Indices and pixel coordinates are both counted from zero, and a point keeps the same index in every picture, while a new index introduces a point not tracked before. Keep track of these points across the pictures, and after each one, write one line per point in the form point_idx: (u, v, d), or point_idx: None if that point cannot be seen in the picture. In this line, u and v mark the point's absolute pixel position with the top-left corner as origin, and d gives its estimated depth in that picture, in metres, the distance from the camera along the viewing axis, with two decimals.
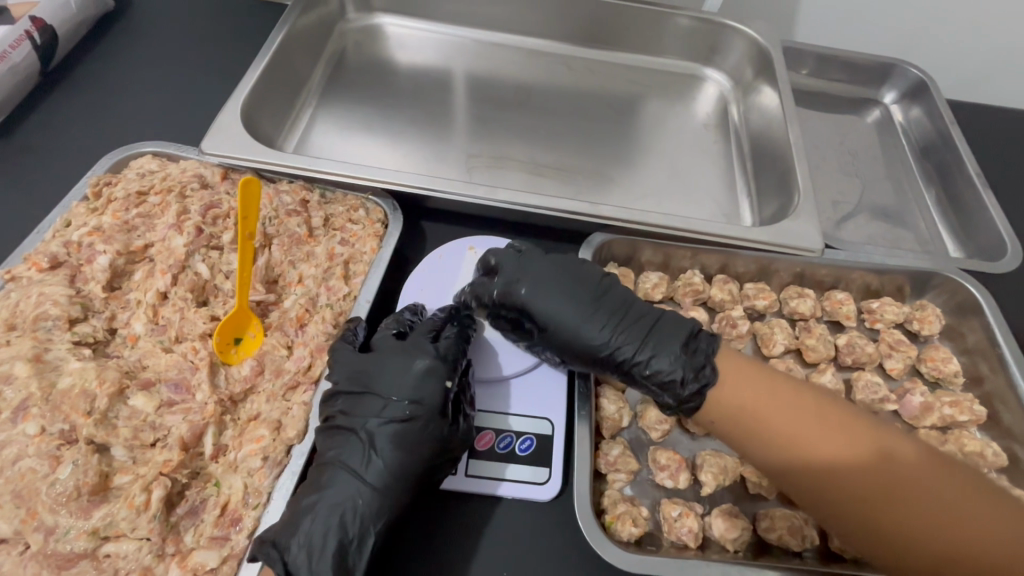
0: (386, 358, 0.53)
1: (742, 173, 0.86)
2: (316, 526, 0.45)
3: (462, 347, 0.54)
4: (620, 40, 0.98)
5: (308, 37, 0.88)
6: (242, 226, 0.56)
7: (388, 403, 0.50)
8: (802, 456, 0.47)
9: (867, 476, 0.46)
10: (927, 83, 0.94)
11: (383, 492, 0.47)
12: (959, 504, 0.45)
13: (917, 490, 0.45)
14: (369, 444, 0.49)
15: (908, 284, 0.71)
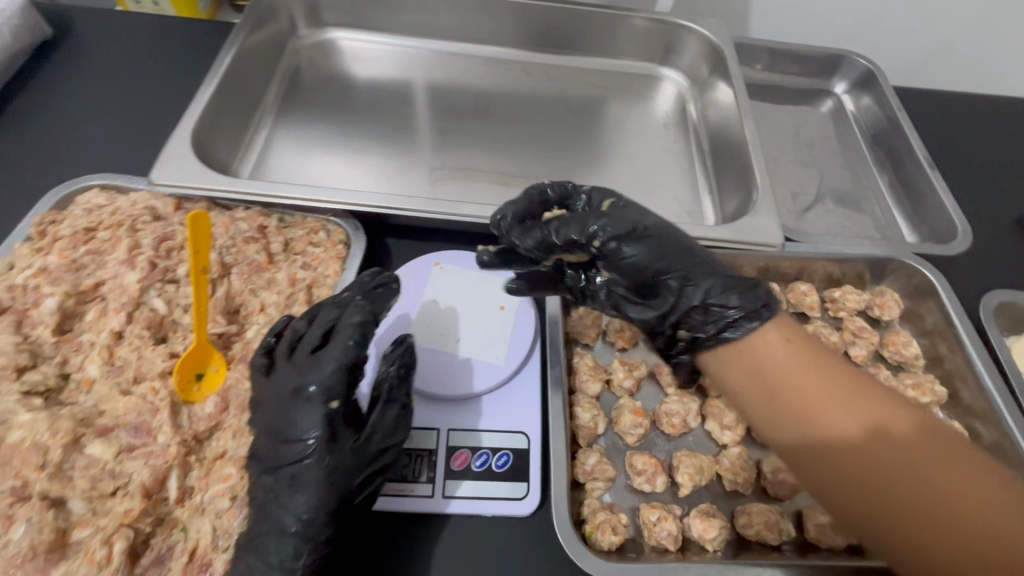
0: (274, 393, 0.49)
1: (703, 170, 0.87)
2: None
3: (339, 364, 0.48)
4: (577, 43, 0.98)
5: (259, 56, 0.86)
6: (195, 262, 0.53)
7: (288, 435, 0.47)
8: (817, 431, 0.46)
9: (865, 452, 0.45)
10: (874, 72, 0.96)
11: (312, 526, 0.46)
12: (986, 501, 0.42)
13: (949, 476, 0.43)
14: (284, 483, 0.46)
15: (868, 271, 0.72)
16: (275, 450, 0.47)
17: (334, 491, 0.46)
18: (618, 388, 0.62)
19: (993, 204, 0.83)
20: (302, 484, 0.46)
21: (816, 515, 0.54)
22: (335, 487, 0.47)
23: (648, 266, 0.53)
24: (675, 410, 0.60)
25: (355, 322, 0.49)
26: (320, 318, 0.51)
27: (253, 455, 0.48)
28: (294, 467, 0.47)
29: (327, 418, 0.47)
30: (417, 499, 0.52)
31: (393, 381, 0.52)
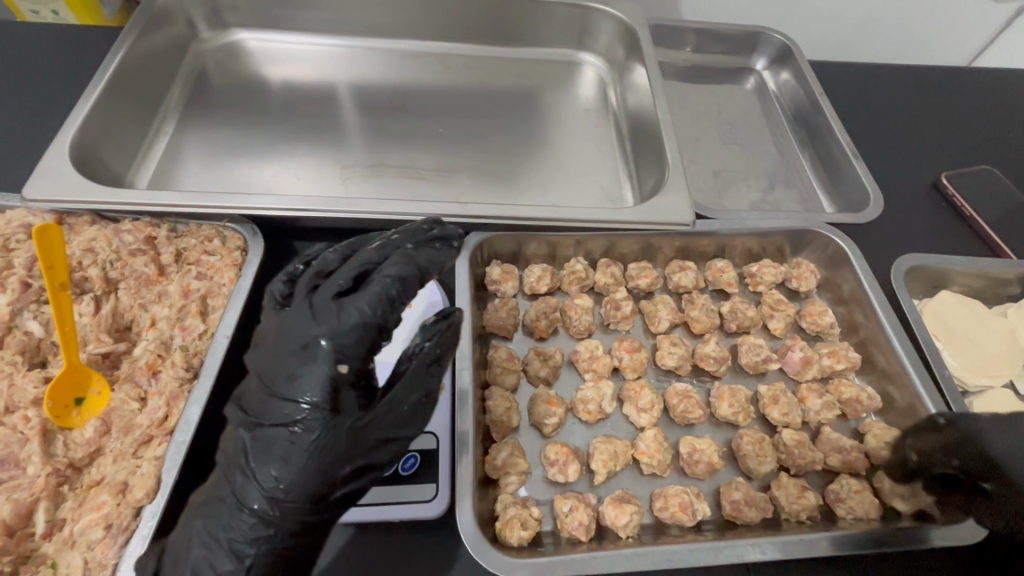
0: (285, 331, 0.44)
1: (624, 154, 0.86)
2: (216, 552, 0.42)
3: (362, 318, 0.43)
4: (494, 33, 0.96)
5: (155, 61, 0.82)
6: (48, 278, 0.50)
7: (283, 394, 0.43)
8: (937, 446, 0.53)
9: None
10: (790, 48, 0.97)
11: (281, 506, 0.42)
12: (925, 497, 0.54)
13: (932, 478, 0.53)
14: (265, 452, 0.42)
15: (786, 243, 0.72)
16: (266, 406, 0.43)
17: (316, 475, 0.42)
18: (534, 378, 0.61)
19: (907, 171, 0.84)
20: (277, 458, 0.42)
21: (730, 492, 0.53)
22: (319, 470, 0.42)
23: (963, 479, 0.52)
24: (590, 396, 0.59)
25: (393, 274, 0.44)
26: (358, 258, 0.47)
27: (237, 400, 0.46)
28: (282, 432, 0.42)
29: (331, 382, 0.42)
30: None
31: (422, 358, 0.46)
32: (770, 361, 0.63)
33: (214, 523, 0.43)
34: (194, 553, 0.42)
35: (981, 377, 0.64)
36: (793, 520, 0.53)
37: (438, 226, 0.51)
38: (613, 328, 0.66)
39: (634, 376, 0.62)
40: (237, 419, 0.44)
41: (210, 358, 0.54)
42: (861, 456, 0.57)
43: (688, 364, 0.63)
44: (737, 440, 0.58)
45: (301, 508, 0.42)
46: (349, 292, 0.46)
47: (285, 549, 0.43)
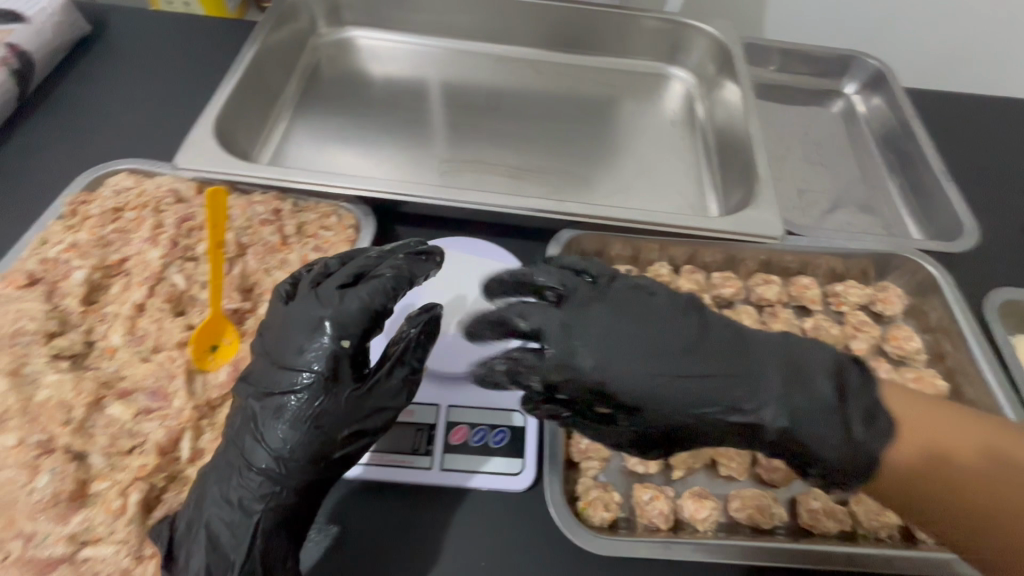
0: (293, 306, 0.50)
1: (709, 167, 0.88)
2: (225, 502, 0.46)
3: (363, 303, 0.49)
4: (586, 43, 1.00)
5: (280, 53, 0.90)
6: (211, 236, 0.56)
7: (281, 366, 0.48)
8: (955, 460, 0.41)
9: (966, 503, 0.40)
10: (884, 73, 0.96)
11: (274, 467, 0.46)
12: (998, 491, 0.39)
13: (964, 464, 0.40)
14: (262, 415, 0.47)
15: (871, 266, 0.72)
16: (271, 378, 0.48)
17: (301, 436, 0.46)
18: None
19: (1003, 204, 0.82)
20: (280, 418, 0.46)
21: (808, 501, 0.55)
22: (299, 429, 0.46)
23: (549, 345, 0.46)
24: None
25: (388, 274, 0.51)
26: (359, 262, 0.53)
27: (246, 378, 0.50)
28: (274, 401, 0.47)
29: (332, 355, 0.47)
30: (416, 471, 0.54)
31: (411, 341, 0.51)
32: None
33: (229, 484, 0.46)
34: (208, 514, 0.46)
35: None
36: (871, 537, 0.54)
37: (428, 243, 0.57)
38: None
39: None
40: (249, 390, 0.49)
41: None
42: None
43: None
44: None
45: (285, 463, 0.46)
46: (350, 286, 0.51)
47: (292, 503, 0.46)
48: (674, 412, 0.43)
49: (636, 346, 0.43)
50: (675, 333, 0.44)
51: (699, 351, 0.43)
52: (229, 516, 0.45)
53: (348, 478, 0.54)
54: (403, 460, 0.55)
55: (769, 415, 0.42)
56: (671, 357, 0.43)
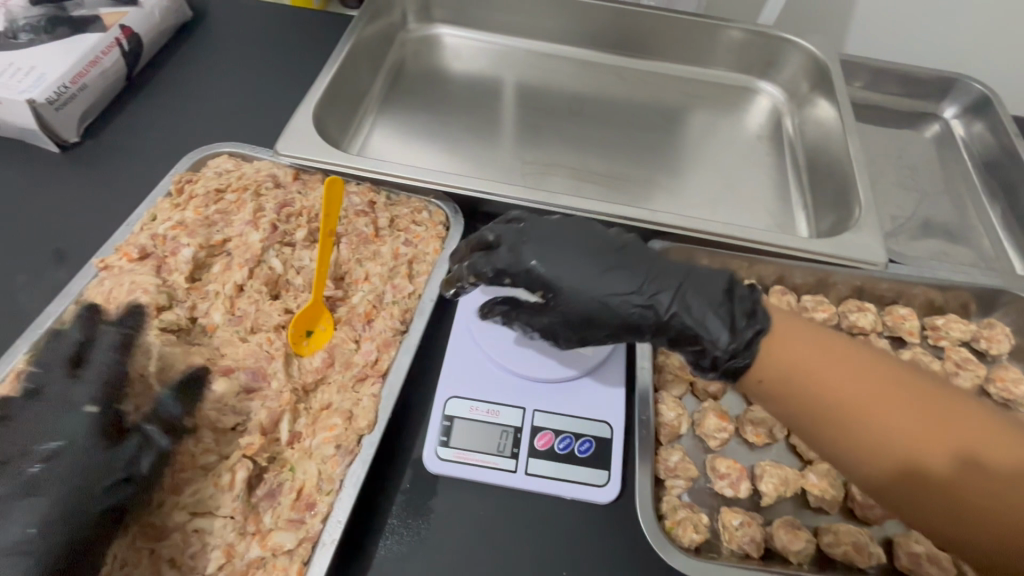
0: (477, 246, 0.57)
1: (798, 185, 0.85)
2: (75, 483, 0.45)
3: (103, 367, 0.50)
4: (673, 52, 0.99)
5: (372, 47, 0.91)
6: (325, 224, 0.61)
7: (39, 435, 0.47)
8: (868, 440, 0.43)
9: (899, 483, 0.43)
10: (991, 98, 0.91)
11: (66, 445, 0.46)
12: (908, 452, 0.42)
13: (891, 422, 0.43)
14: (107, 408, 0.48)
15: (975, 301, 0.69)
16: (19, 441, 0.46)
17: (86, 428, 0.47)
18: (702, 391, 0.62)
19: None
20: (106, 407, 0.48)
21: (909, 544, 0.52)
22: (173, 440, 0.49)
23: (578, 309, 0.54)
24: (760, 419, 0.60)
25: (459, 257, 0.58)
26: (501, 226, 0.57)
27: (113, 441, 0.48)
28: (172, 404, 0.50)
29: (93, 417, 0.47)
30: (501, 472, 0.54)
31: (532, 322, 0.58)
32: None
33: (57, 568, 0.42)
34: None
35: None
36: None
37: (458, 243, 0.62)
38: None
39: None
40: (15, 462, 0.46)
41: (419, 317, 0.60)
42: None
43: None
44: None
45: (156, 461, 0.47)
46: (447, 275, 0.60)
47: None
48: (607, 314, 0.53)
49: (567, 269, 0.53)
50: (612, 273, 0.53)
51: (625, 261, 0.53)
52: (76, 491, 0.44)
53: (433, 473, 0.54)
54: (488, 461, 0.55)
55: (664, 302, 0.51)
56: (628, 271, 0.53)
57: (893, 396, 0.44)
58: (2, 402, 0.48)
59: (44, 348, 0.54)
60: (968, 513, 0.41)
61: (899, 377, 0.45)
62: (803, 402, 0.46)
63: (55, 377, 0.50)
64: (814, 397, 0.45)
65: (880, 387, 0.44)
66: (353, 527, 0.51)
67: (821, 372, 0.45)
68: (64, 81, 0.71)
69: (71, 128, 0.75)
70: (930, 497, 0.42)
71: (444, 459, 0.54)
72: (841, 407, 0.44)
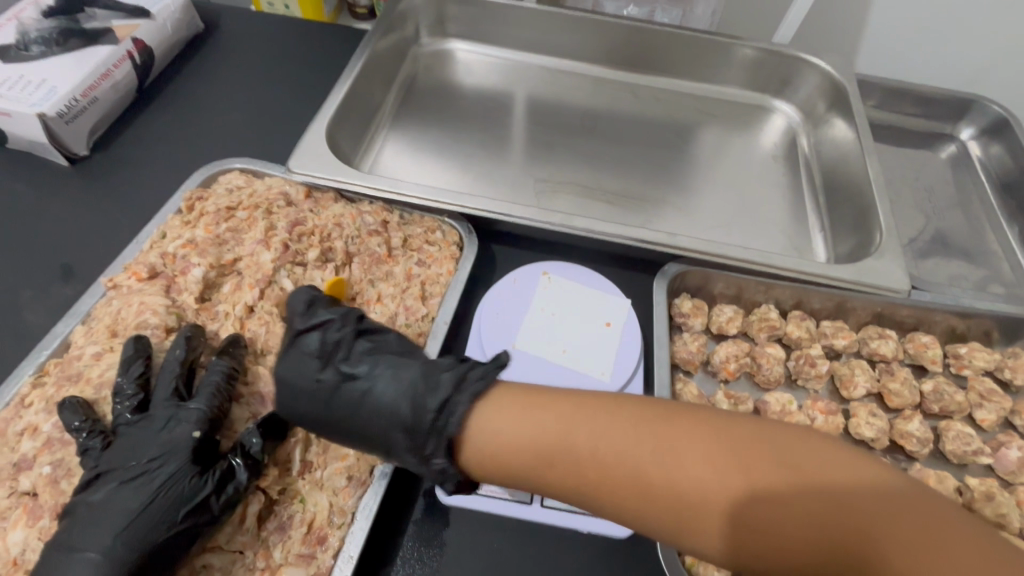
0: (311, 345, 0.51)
1: (814, 207, 0.84)
2: (137, 505, 0.44)
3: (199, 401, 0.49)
4: (688, 70, 0.98)
5: (385, 61, 0.91)
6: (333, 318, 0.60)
7: (110, 464, 0.46)
8: (708, 488, 0.37)
9: (772, 526, 0.35)
10: (1009, 120, 0.90)
11: (112, 466, 0.46)
12: (761, 490, 0.36)
13: (726, 462, 0.37)
14: (152, 429, 0.47)
15: (997, 329, 0.67)
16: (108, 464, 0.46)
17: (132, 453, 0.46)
18: None
19: None
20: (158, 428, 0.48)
21: None
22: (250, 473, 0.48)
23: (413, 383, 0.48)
24: None
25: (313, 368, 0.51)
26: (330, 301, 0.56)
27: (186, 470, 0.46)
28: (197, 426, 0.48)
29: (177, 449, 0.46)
30: (516, 504, 0.53)
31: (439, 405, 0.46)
32: (980, 454, 0.59)
33: None
34: None
35: None
36: None
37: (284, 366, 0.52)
38: (801, 384, 0.65)
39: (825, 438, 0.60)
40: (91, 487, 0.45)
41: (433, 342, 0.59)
42: None
43: (885, 438, 0.60)
44: None
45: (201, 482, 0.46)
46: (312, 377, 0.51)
47: None
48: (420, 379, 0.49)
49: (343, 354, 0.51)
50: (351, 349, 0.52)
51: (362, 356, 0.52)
52: (134, 512, 0.44)
53: (447, 504, 0.53)
54: (503, 492, 0.53)
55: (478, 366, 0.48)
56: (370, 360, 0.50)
57: (690, 440, 0.38)
58: (60, 412, 0.47)
59: (50, 370, 0.52)
60: (859, 541, 0.33)
61: (686, 417, 0.40)
62: (612, 480, 0.39)
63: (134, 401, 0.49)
64: (625, 480, 0.39)
65: (705, 427, 0.39)
66: (364, 560, 0.50)
67: (635, 432, 0.40)
68: (75, 94, 0.71)
69: (81, 141, 0.74)
70: (807, 550, 0.34)
71: (458, 490, 0.53)
72: (677, 482, 0.37)
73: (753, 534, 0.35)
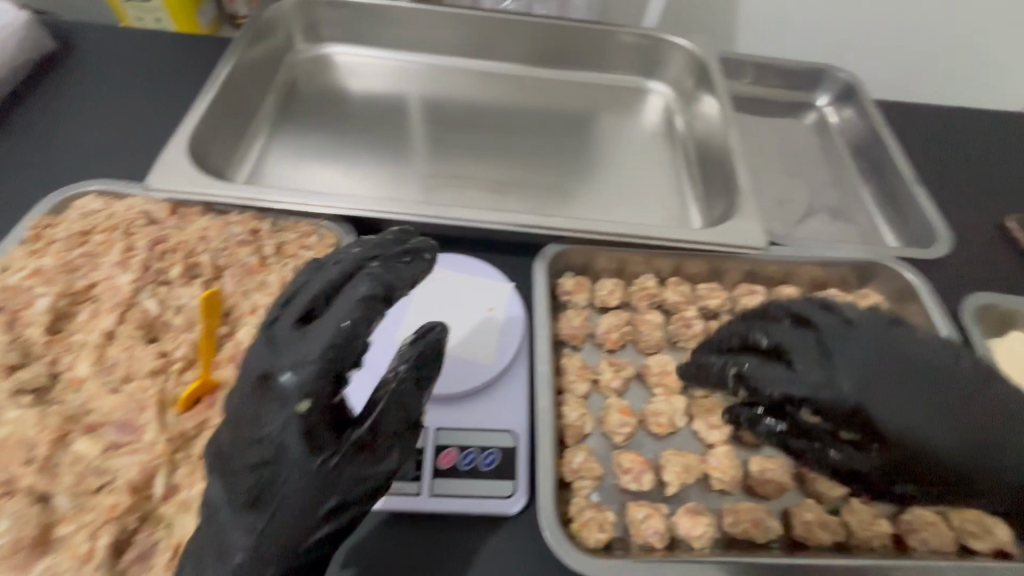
0: (263, 400, 0.45)
1: (691, 179, 0.88)
2: (315, 494, 0.44)
3: (330, 335, 0.44)
4: (567, 58, 1.01)
5: (257, 68, 0.89)
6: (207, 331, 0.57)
7: (247, 435, 0.45)
8: (955, 425, 0.46)
9: (991, 450, 0.46)
10: (856, 87, 0.99)
11: (240, 429, 0.45)
12: (984, 426, 0.46)
13: (977, 401, 0.46)
14: (276, 386, 0.45)
15: (852, 274, 0.73)
16: (243, 426, 0.45)
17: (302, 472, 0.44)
18: (605, 388, 0.63)
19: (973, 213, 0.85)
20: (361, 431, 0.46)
21: (801, 513, 0.54)
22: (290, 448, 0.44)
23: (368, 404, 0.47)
24: (661, 409, 0.61)
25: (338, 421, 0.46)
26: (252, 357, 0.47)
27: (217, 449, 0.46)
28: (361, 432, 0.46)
29: (287, 399, 0.44)
30: (404, 497, 0.53)
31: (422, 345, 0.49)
32: None
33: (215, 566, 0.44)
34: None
35: None
36: (864, 547, 0.54)
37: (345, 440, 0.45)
38: (681, 346, 0.68)
39: (703, 393, 0.63)
40: (264, 446, 0.44)
41: None
42: None
43: None
44: None
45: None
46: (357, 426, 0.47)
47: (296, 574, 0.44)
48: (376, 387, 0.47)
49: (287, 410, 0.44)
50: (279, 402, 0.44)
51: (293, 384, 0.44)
52: (275, 481, 0.44)
53: None
54: (390, 487, 0.53)
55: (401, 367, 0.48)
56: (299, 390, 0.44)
57: (926, 386, 0.46)
58: (280, 341, 0.47)
59: None
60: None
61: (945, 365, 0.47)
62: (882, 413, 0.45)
63: (299, 335, 0.46)
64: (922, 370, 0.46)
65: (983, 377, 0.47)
66: None
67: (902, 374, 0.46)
68: None
69: None
70: (986, 454, 0.46)
71: None
72: (905, 418, 0.45)
73: (943, 458, 0.45)
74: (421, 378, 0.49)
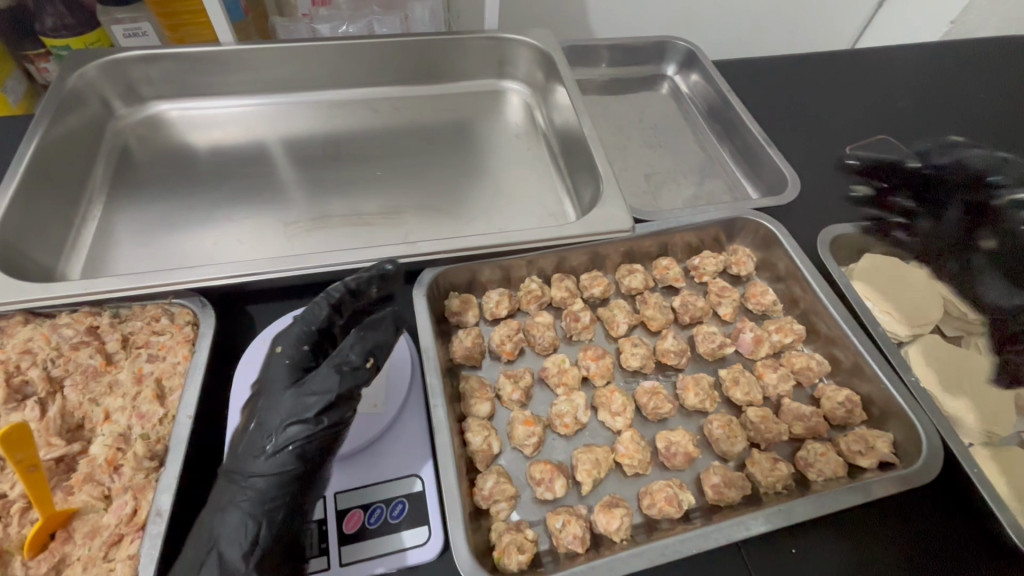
0: (245, 429, 0.50)
1: (559, 172, 0.90)
2: (266, 485, 0.46)
3: (293, 342, 0.53)
4: (418, 72, 0.99)
5: (70, 145, 0.80)
6: (25, 468, 0.46)
7: (234, 444, 0.50)
8: None
9: None
10: (694, 52, 1.04)
11: (235, 439, 0.51)
12: None
13: None
14: (258, 396, 0.52)
15: (721, 233, 0.76)
16: (238, 436, 0.51)
17: (276, 480, 0.47)
18: (508, 402, 0.62)
19: (816, 153, 0.92)
20: (310, 425, 0.47)
21: (709, 478, 0.56)
22: (259, 458, 0.47)
23: (287, 421, 0.47)
24: (565, 410, 0.61)
25: (270, 426, 0.48)
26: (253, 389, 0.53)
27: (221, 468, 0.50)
28: (308, 427, 0.47)
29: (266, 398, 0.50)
30: None
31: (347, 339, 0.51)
32: (725, 346, 0.67)
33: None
34: None
35: (913, 326, 0.69)
36: (771, 493, 0.56)
37: (270, 455, 0.47)
38: (576, 339, 0.69)
39: (603, 382, 0.64)
40: (239, 451, 0.49)
41: (177, 443, 0.52)
42: (821, 421, 0.61)
43: (651, 361, 0.66)
44: (708, 425, 0.61)
45: (307, 488, 0.48)
46: (278, 444, 0.47)
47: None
48: (299, 405, 0.48)
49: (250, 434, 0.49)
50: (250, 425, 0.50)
51: (266, 403, 0.50)
52: (239, 483, 0.47)
53: None
54: None
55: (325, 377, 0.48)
56: (268, 409, 0.49)
57: None
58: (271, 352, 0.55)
59: None
60: None
61: None
62: None
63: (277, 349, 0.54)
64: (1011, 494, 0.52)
65: None
66: None
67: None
68: None
69: None
70: None
71: None
72: None
73: None
74: (348, 371, 0.48)
